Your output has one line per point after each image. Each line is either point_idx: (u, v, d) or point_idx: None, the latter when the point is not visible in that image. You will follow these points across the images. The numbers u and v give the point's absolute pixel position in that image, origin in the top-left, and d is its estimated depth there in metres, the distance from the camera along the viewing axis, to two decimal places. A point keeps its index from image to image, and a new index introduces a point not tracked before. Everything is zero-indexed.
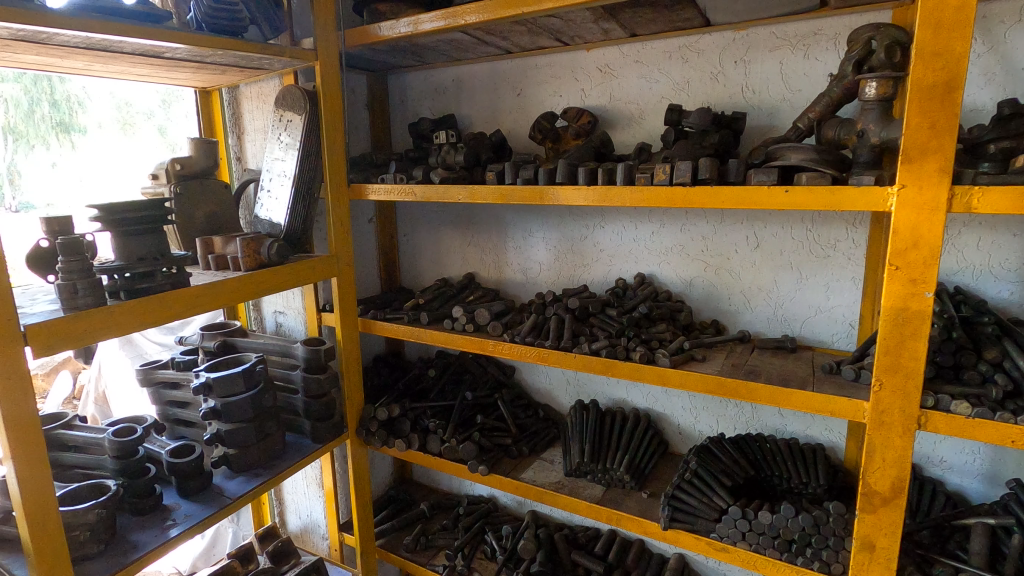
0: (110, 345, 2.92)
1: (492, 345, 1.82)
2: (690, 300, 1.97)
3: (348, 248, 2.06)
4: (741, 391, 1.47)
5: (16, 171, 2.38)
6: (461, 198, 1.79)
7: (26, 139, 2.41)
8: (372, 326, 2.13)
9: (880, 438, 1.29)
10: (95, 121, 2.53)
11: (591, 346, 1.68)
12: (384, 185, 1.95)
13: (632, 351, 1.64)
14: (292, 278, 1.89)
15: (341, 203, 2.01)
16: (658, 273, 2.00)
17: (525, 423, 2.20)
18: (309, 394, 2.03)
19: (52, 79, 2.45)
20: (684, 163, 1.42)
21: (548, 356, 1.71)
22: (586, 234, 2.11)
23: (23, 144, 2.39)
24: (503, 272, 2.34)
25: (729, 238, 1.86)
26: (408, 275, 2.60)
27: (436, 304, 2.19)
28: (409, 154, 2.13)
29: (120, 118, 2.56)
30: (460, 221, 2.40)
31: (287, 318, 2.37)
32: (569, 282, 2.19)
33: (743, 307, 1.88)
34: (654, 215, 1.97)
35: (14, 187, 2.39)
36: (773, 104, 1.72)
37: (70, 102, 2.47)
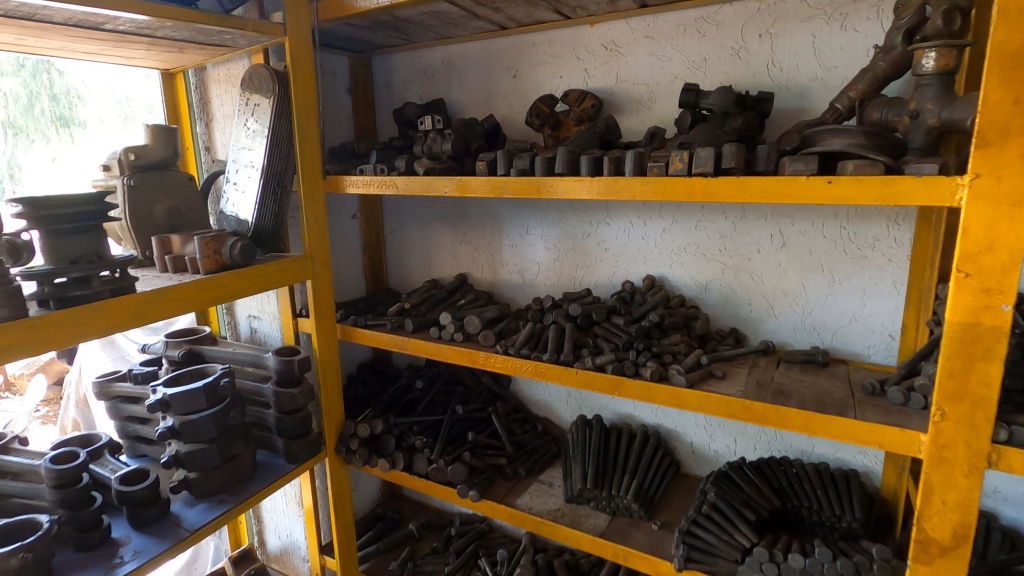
0: (91, 346, 2.69)
1: (483, 357, 1.62)
2: (706, 306, 1.76)
3: (324, 247, 1.85)
4: (770, 417, 1.26)
5: (16, 165, 2.07)
6: (448, 191, 1.58)
7: (26, 134, 2.09)
8: (352, 334, 1.93)
9: (939, 477, 1.08)
10: (96, 116, 2.21)
11: (595, 361, 1.47)
12: (363, 177, 1.74)
13: (642, 367, 1.44)
14: (259, 282, 1.68)
15: (316, 197, 1.80)
16: (670, 275, 1.79)
17: (522, 440, 1.99)
18: (281, 410, 1.83)
19: (50, 71, 2.11)
20: (705, 150, 1.20)
21: (546, 372, 1.51)
22: (589, 232, 1.90)
23: (23, 138, 2.08)
24: (498, 273, 2.13)
25: (751, 237, 1.65)
26: (396, 276, 2.39)
27: (424, 309, 1.98)
28: (393, 142, 1.92)
29: (120, 113, 2.23)
30: (452, 217, 2.19)
31: (262, 323, 2.17)
32: (570, 284, 1.98)
33: (766, 314, 1.67)
34: (665, 211, 1.76)
35: (14, 182, 2.07)
36: (803, 83, 1.51)
37: (69, 97, 2.14)
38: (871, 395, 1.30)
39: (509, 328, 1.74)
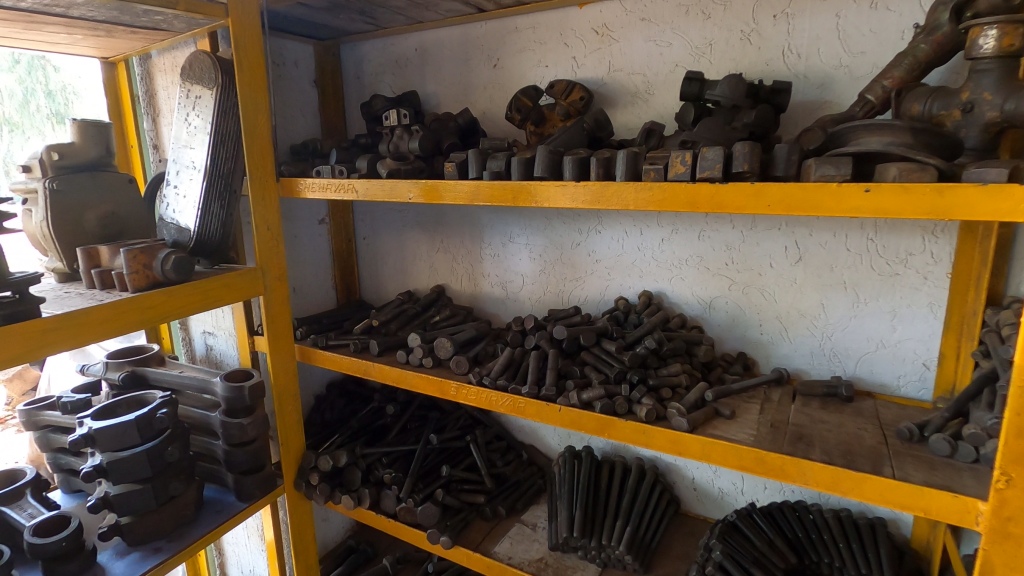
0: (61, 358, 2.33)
1: (454, 388, 1.41)
2: (710, 326, 1.55)
3: (278, 258, 1.64)
4: (790, 471, 1.04)
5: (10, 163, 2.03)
6: (413, 197, 1.37)
7: (22, 130, 2.05)
8: (311, 356, 1.71)
9: (1002, 557, 0.87)
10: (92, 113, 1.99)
11: (581, 395, 1.26)
12: (319, 179, 1.53)
13: (637, 405, 1.22)
14: (197, 301, 1.45)
15: (269, 203, 1.60)
16: (669, 291, 1.58)
17: (503, 473, 1.78)
18: (229, 442, 1.62)
19: (48, 67, 2.02)
20: (712, 150, 0.99)
21: (525, 408, 1.30)
22: (578, 241, 1.69)
23: (18, 135, 2.04)
24: (479, 285, 1.92)
25: (762, 249, 1.44)
26: (370, 287, 2.18)
27: (394, 327, 1.77)
28: (358, 140, 1.71)
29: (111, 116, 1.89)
30: (428, 223, 1.97)
31: (218, 341, 1.96)
32: (558, 299, 1.77)
33: (779, 337, 1.46)
34: (664, 218, 1.55)
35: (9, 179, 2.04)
36: (824, 72, 1.29)
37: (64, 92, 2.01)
38: (909, 443, 1.09)
39: (486, 352, 1.53)
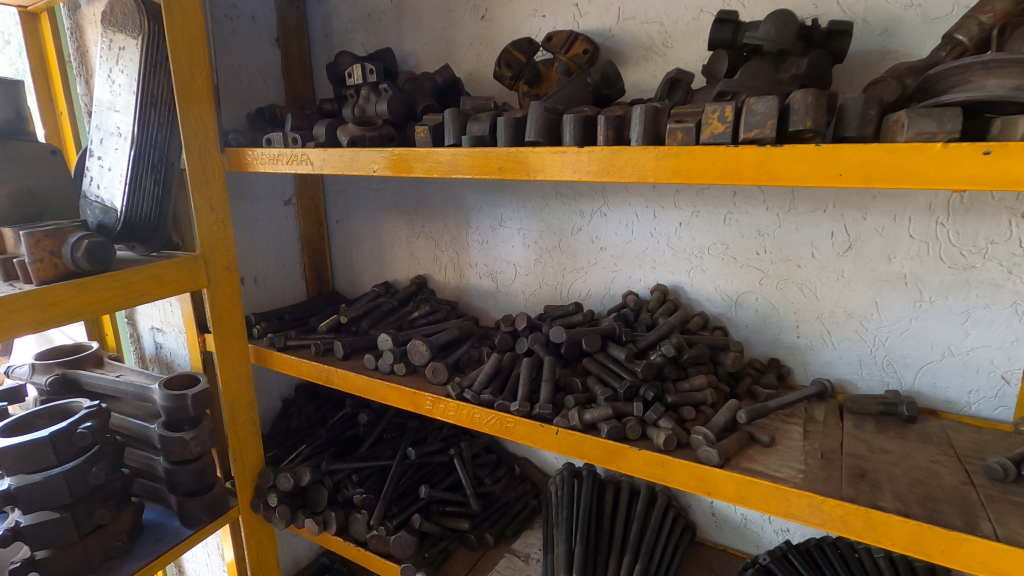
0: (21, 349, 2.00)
1: (429, 402, 1.17)
2: (736, 327, 1.30)
3: (224, 245, 1.39)
4: (858, 525, 0.80)
5: None
6: (378, 168, 1.12)
7: None
8: (267, 358, 1.47)
9: None
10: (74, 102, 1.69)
11: (583, 415, 1.02)
12: (269, 150, 1.27)
13: (650, 428, 0.99)
14: (118, 299, 1.19)
15: (213, 178, 1.35)
16: (687, 286, 1.34)
17: (492, 493, 1.55)
18: (170, 459, 1.38)
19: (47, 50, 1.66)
20: (762, 101, 0.74)
21: (514, 429, 1.06)
22: (579, 225, 1.45)
23: None
24: (465, 276, 1.68)
25: (802, 236, 1.19)
26: (344, 277, 1.93)
27: (365, 325, 1.53)
28: (322, 106, 1.45)
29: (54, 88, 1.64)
30: (408, 204, 1.72)
31: (167, 338, 1.71)
32: (555, 293, 1.53)
33: (819, 342, 1.22)
34: (682, 199, 1.30)
35: None
36: (889, 13, 1.03)
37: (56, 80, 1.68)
38: (1003, 485, 0.85)
39: (470, 357, 1.29)
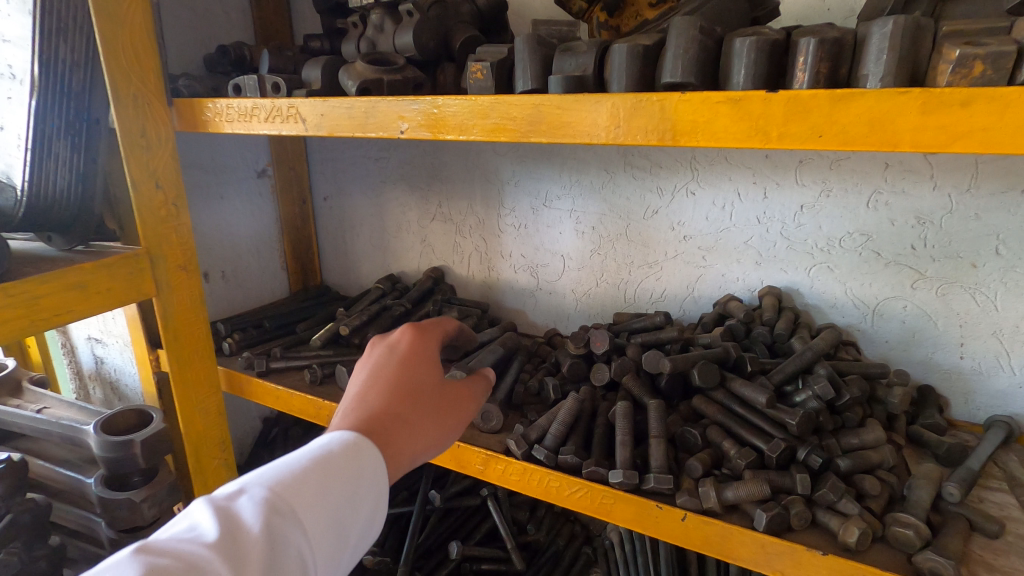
0: None
1: (481, 462, 0.84)
2: (872, 343, 1.00)
3: (180, 237, 1.00)
4: None
5: None
6: (408, 127, 0.75)
7: None
8: (243, 386, 1.11)
9: None
10: None
11: (720, 492, 0.71)
12: (237, 101, 0.88)
13: (826, 516, 0.67)
14: (12, 326, 0.77)
15: (157, 142, 0.95)
16: (805, 288, 1.02)
17: (536, 542, 1.23)
18: (115, 527, 1.02)
19: None
20: None
21: (614, 508, 0.74)
22: (656, 207, 1.10)
23: None
24: (495, 270, 1.33)
25: (983, 225, 0.88)
26: (335, 267, 1.56)
27: (373, 338, 1.17)
28: (308, 43, 1.06)
29: None
30: (419, 176, 1.34)
31: (108, 351, 1.33)
32: (618, 294, 1.19)
33: (991, 365, 0.92)
34: (807, 174, 0.97)
35: None
36: None
37: None
38: None
39: (526, 390, 0.95)
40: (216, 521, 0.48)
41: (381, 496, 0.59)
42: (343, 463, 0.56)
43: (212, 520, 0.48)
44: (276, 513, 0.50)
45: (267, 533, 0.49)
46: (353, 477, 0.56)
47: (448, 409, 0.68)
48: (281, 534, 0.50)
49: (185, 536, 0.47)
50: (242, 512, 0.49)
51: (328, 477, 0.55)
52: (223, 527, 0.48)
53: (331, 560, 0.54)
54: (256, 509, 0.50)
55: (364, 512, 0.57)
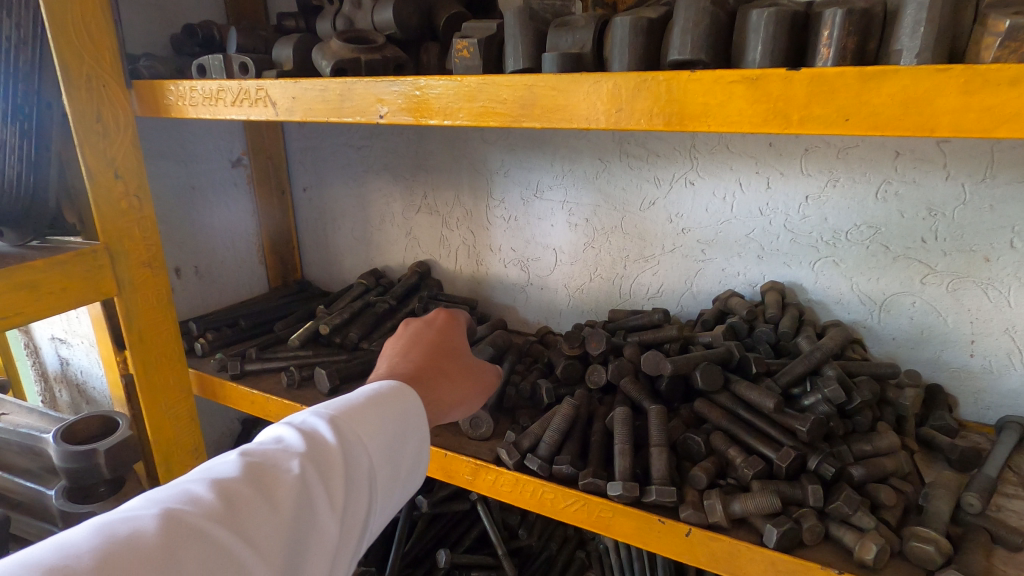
0: None
1: (470, 472, 0.79)
2: (878, 340, 0.96)
3: (143, 231, 0.93)
4: None
5: None
6: (388, 111, 0.68)
7: None
8: (216, 390, 1.05)
9: None
10: None
11: (727, 505, 0.66)
12: (201, 83, 0.81)
13: (840, 530, 0.63)
14: None
15: (115, 128, 0.87)
16: (809, 283, 0.98)
17: (527, 546, 1.17)
18: None
19: None
20: None
21: (612, 521, 0.69)
22: (653, 197, 1.05)
23: None
24: (484, 265, 1.27)
25: (997, 217, 0.83)
26: (316, 261, 1.48)
27: (355, 337, 1.11)
28: (281, 21, 0.98)
29: None
30: (404, 165, 1.28)
31: (73, 352, 1.25)
32: (612, 289, 1.14)
33: (1002, 363, 0.88)
34: (813, 163, 0.92)
35: None
36: None
37: None
38: None
39: (518, 393, 0.90)
40: (299, 435, 0.55)
41: (426, 436, 0.66)
42: (395, 398, 0.63)
43: (296, 434, 0.55)
44: (345, 437, 0.57)
45: (341, 452, 0.55)
46: (403, 412, 0.63)
47: (475, 377, 0.78)
48: (353, 453, 0.56)
49: (275, 447, 0.53)
50: (319, 431, 0.56)
51: (386, 412, 0.61)
52: (306, 441, 0.54)
53: (390, 483, 0.60)
54: (331, 429, 0.56)
55: (417, 445, 0.64)
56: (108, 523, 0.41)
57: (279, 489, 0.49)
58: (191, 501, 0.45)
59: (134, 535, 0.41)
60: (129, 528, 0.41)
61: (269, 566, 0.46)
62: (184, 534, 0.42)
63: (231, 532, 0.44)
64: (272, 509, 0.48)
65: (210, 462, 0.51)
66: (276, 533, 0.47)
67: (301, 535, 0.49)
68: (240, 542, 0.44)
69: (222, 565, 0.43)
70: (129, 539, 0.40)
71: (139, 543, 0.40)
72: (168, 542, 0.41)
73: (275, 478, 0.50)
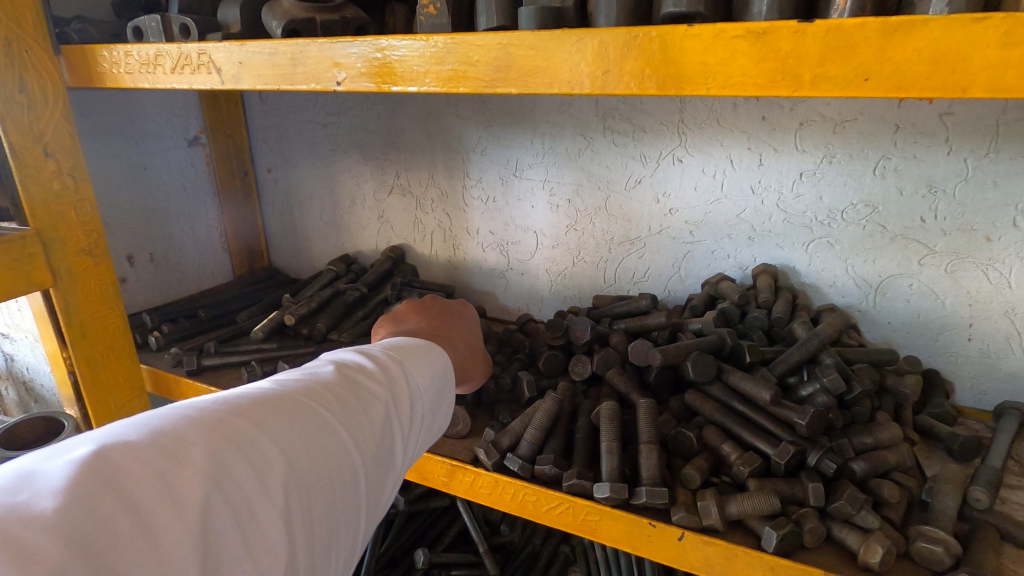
0: None
1: (445, 473, 0.73)
2: (872, 324, 0.92)
3: (81, 215, 0.85)
4: None
5: None
6: (345, 77, 0.60)
7: None
8: (171, 389, 0.97)
9: None
10: None
11: (722, 506, 0.61)
12: (136, 47, 0.72)
13: (843, 531, 0.58)
14: None
15: (43, 98, 0.78)
16: (802, 266, 0.93)
17: (509, 543, 1.13)
18: None
19: None
20: None
21: (597, 524, 0.64)
22: (640, 176, 0.99)
23: None
24: (462, 249, 1.20)
25: (1001, 193, 0.79)
26: (283, 247, 1.40)
27: (323, 327, 1.04)
28: None
29: None
30: (374, 142, 1.19)
31: (16, 346, 1.15)
32: (596, 273, 1.08)
33: (1001, 347, 0.85)
34: (808, 138, 0.86)
35: None
36: None
37: None
38: None
39: (498, 387, 0.84)
40: (377, 363, 0.56)
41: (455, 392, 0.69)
42: (440, 354, 0.65)
43: (379, 358, 0.57)
44: (416, 373, 0.59)
45: (419, 383, 0.58)
46: (447, 366, 0.65)
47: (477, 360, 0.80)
48: (420, 389, 0.58)
49: (361, 367, 0.55)
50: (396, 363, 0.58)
51: (437, 360, 0.63)
52: (385, 368, 0.56)
53: (439, 424, 0.63)
54: (407, 363, 0.59)
55: (450, 403, 0.65)
56: (256, 399, 0.44)
57: (378, 402, 0.52)
58: (312, 399, 0.47)
59: (280, 416, 0.43)
60: (273, 406, 0.44)
61: (372, 469, 0.49)
62: (319, 423, 0.45)
63: (351, 430, 0.47)
64: (371, 419, 0.50)
65: (304, 369, 0.53)
66: (374, 440, 0.49)
67: (394, 448, 0.52)
68: (357, 441, 0.47)
69: (346, 457, 0.46)
70: (280, 418, 0.43)
71: (275, 420, 0.43)
72: (308, 428, 0.44)
73: (369, 392, 0.52)
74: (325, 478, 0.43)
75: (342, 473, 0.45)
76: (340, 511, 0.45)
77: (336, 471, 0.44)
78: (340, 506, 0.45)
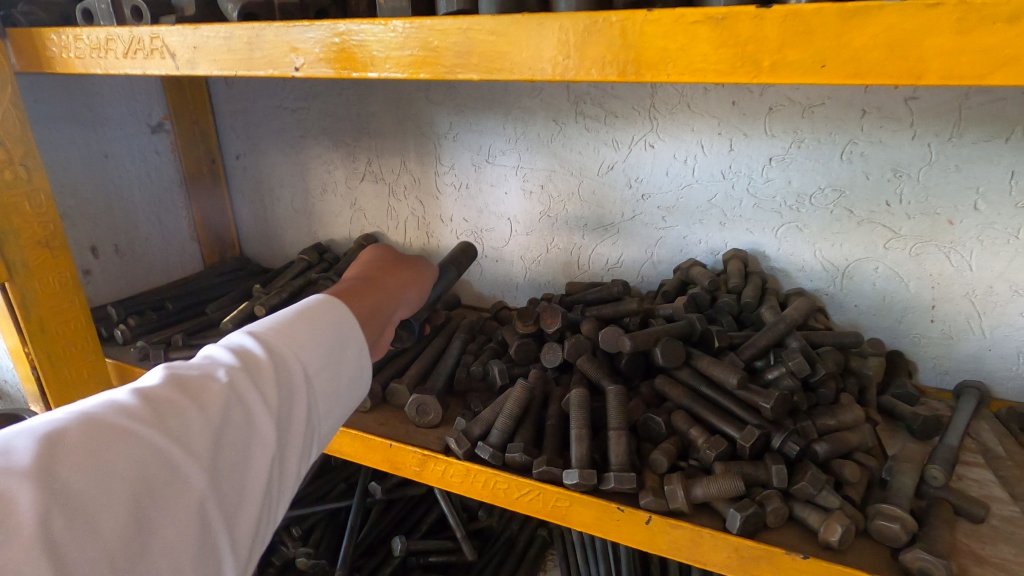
0: None
1: (417, 463, 0.73)
2: (839, 307, 0.93)
3: (36, 207, 0.82)
4: None
5: None
6: (303, 62, 0.59)
7: None
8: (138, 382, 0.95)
9: None
10: None
11: (688, 490, 0.62)
12: (86, 31, 0.69)
13: (805, 511, 0.60)
14: None
15: None
16: (772, 250, 0.94)
17: (488, 527, 1.14)
18: None
19: None
20: None
21: (567, 509, 0.65)
22: (611, 161, 0.98)
23: None
24: (435, 237, 1.19)
25: (964, 177, 0.80)
26: (255, 236, 1.37)
27: None
28: None
29: None
30: (343, 128, 1.17)
31: None
32: (569, 259, 1.08)
33: (962, 328, 0.87)
34: (778, 122, 0.87)
35: None
36: None
37: None
38: None
39: (470, 376, 0.85)
40: (225, 351, 0.51)
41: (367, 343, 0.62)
42: (320, 309, 0.58)
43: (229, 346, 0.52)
44: (280, 348, 0.53)
45: (280, 361, 0.52)
46: (332, 324, 0.58)
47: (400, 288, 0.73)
48: (285, 364, 0.52)
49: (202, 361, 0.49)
50: (251, 344, 0.52)
51: (319, 325, 0.57)
52: (233, 354, 0.50)
53: (331, 393, 0.56)
54: (266, 342, 0.53)
55: (353, 349, 0.59)
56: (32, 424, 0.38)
57: (209, 392, 0.46)
58: (115, 405, 0.41)
59: (57, 433, 0.38)
60: (47, 429, 0.38)
61: (204, 462, 0.43)
62: (114, 430, 0.40)
63: (164, 429, 0.42)
64: (201, 411, 0.44)
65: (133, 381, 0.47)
66: (208, 430, 0.44)
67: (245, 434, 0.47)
68: (173, 438, 0.42)
69: (155, 459, 0.40)
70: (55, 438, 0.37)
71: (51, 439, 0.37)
72: (97, 439, 0.38)
73: (201, 385, 0.46)
74: (117, 490, 0.37)
75: (153, 477, 0.39)
76: (161, 515, 0.39)
77: (140, 477, 0.39)
78: (158, 510, 0.39)
